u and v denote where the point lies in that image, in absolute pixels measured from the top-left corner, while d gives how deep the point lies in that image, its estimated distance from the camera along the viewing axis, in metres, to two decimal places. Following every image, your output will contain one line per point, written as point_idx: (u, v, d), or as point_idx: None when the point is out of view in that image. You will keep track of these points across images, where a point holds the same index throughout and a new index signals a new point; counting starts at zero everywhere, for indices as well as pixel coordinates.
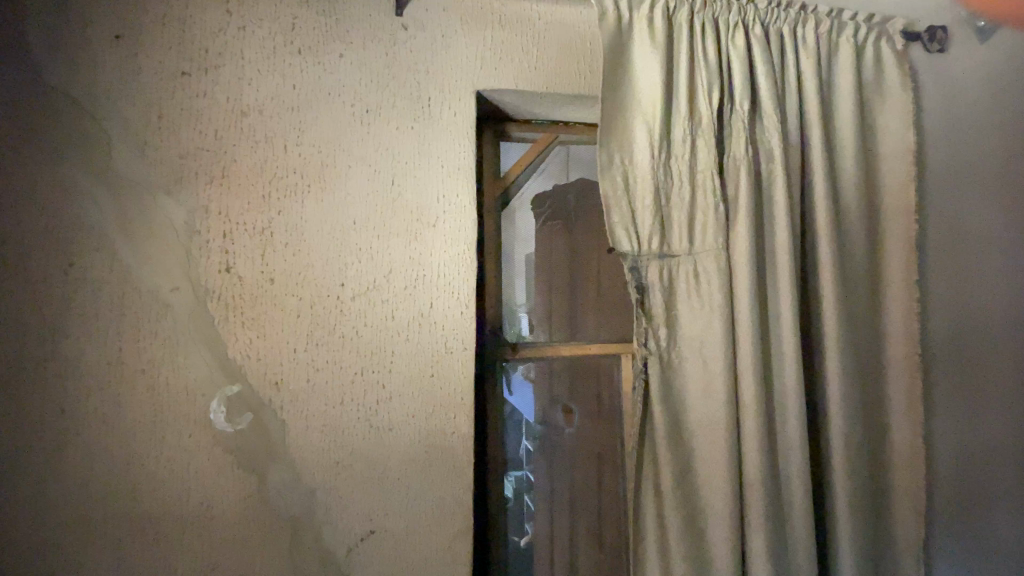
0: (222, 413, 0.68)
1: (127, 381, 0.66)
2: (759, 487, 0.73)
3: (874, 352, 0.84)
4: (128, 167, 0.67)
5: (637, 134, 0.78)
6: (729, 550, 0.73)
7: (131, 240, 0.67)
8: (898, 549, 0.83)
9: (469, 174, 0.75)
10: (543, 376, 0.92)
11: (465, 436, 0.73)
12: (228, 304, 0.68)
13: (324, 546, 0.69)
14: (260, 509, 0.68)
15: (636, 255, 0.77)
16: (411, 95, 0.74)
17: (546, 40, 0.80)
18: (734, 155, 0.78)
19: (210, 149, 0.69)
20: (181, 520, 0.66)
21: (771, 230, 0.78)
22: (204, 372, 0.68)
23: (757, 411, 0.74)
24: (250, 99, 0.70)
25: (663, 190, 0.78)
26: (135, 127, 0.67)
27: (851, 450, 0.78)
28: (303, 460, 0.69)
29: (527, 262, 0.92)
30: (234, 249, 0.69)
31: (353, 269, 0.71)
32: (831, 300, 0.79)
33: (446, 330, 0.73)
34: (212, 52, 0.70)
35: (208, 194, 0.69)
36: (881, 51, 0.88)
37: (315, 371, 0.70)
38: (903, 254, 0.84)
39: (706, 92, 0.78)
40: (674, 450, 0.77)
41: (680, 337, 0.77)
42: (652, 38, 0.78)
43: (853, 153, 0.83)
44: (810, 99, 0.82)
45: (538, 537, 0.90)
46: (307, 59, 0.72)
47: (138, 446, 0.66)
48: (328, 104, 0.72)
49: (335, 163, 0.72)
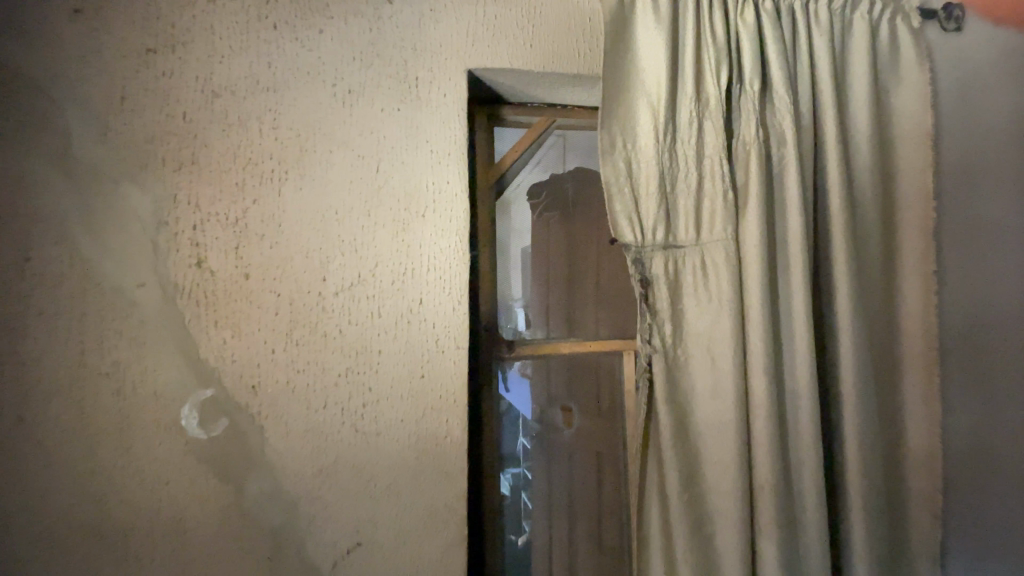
0: (195, 418, 0.63)
1: (90, 385, 0.61)
2: (771, 492, 0.69)
3: (890, 347, 0.80)
4: (90, 153, 0.62)
5: (640, 117, 0.73)
6: (740, 559, 0.68)
7: (93, 232, 0.61)
8: (913, 553, 0.79)
9: (460, 159, 0.70)
10: (541, 372, 0.87)
11: (458, 440, 0.68)
12: (201, 300, 0.63)
13: (308, 559, 0.64)
14: (239, 521, 0.63)
15: (639, 247, 0.73)
16: (397, 74, 0.69)
17: (543, 15, 0.74)
18: (744, 139, 0.73)
19: (178, 133, 0.63)
20: (154, 535, 0.62)
21: (782, 218, 0.74)
22: (175, 374, 0.63)
23: (770, 411, 0.69)
24: (222, 78, 0.65)
25: (668, 176, 0.73)
26: (96, 109, 0.62)
27: (867, 451, 0.74)
28: (284, 468, 0.64)
29: (523, 255, 0.88)
30: (205, 241, 0.63)
31: (336, 263, 0.66)
32: (845, 292, 0.74)
33: (438, 327, 0.68)
34: (180, 27, 0.64)
35: (177, 182, 0.63)
36: (896, 29, 0.83)
37: (296, 373, 0.65)
38: (920, 244, 0.80)
39: (714, 71, 0.73)
40: (680, 453, 0.72)
41: (687, 333, 0.73)
42: (655, 14, 0.73)
43: (868, 137, 0.79)
44: (824, 79, 0.77)
45: (537, 542, 0.86)
46: (283, 35, 0.67)
47: (104, 456, 0.61)
48: (307, 84, 0.67)
49: (315, 148, 0.67)
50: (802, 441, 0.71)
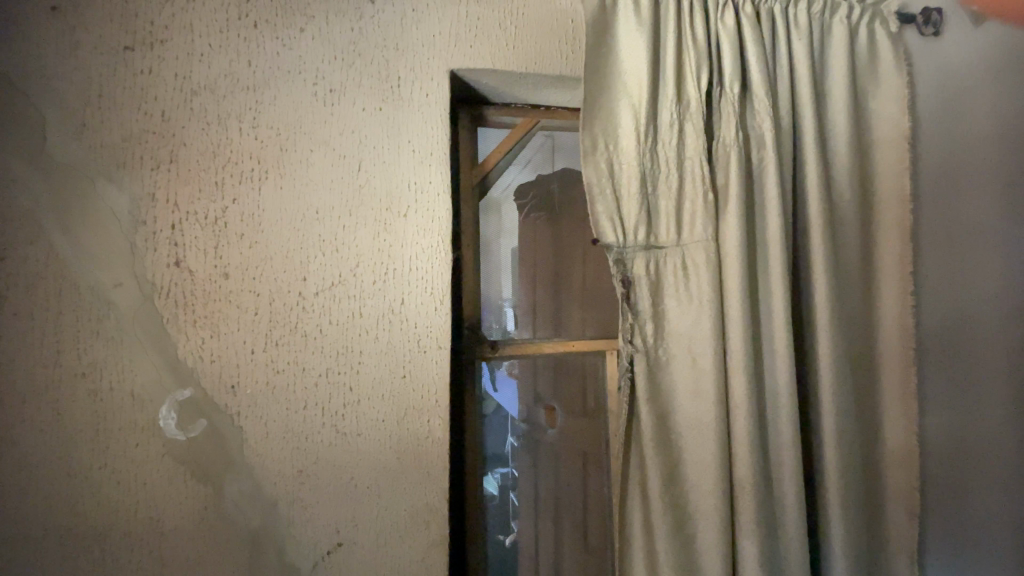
0: (173, 419, 0.62)
1: (66, 386, 0.60)
2: (750, 492, 0.69)
3: (868, 347, 0.81)
4: (65, 151, 0.61)
5: (622, 117, 0.74)
6: (719, 556, 0.69)
7: (68, 231, 0.61)
8: (890, 550, 0.80)
9: (443, 160, 0.70)
10: (527, 372, 0.87)
11: (439, 441, 0.68)
12: (179, 300, 0.63)
13: (287, 560, 0.64)
14: (218, 522, 0.63)
15: (621, 247, 0.73)
16: (379, 74, 0.69)
17: (527, 16, 0.74)
18: (724, 141, 0.74)
19: (157, 132, 0.63)
20: (130, 536, 0.61)
21: (763, 219, 0.75)
22: (152, 375, 0.62)
23: (748, 410, 0.70)
24: (202, 77, 0.64)
25: (649, 177, 0.73)
26: (72, 106, 0.61)
27: (844, 449, 0.75)
28: (263, 468, 0.64)
29: (511, 257, 0.88)
30: (184, 241, 0.63)
31: (316, 263, 0.66)
32: (824, 292, 0.75)
33: (420, 327, 0.68)
34: (159, 25, 0.64)
35: (154, 181, 0.63)
36: (875, 33, 0.84)
37: (275, 373, 0.65)
38: (897, 246, 0.81)
39: (694, 72, 0.74)
40: (662, 453, 0.73)
41: (668, 333, 0.73)
42: (637, 15, 0.74)
43: (846, 140, 0.80)
44: (803, 83, 0.78)
45: (521, 541, 0.86)
46: (264, 34, 0.66)
47: (81, 457, 0.60)
48: (287, 84, 0.67)
49: (295, 147, 0.66)
50: (782, 440, 0.72)
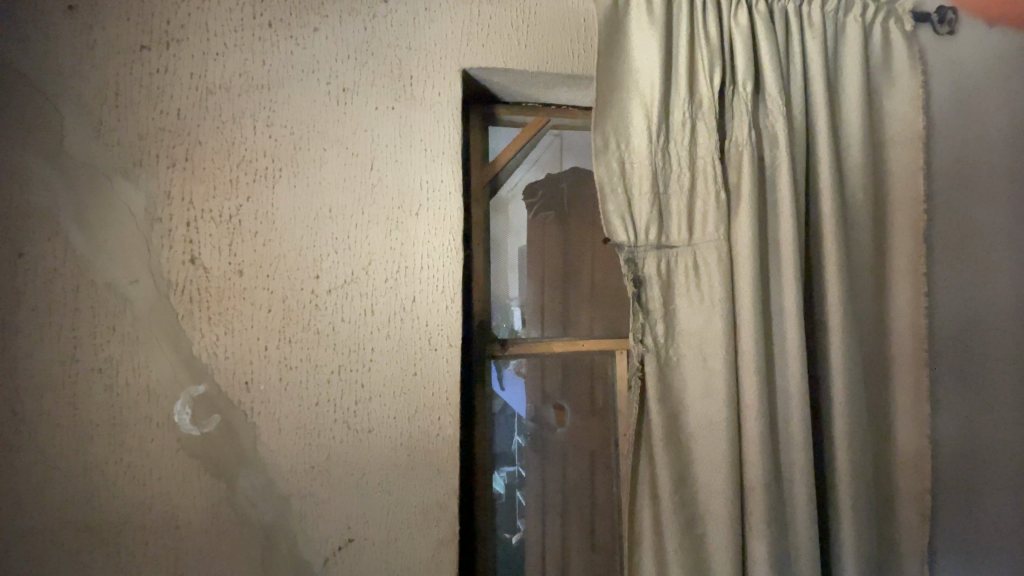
0: (187, 415, 0.63)
1: (83, 381, 0.61)
2: (761, 492, 0.69)
3: (879, 349, 0.81)
4: (83, 149, 0.62)
5: (633, 116, 0.74)
6: (728, 556, 0.69)
7: (84, 227, 0.61)
8: (900, 552, 0.80)
9: (454, 159, 0.70)
10: (535, 371, 0.87)
11: (450, 438, 0.68)
12: (194, 297, 0.63)
13: (298, 555, 0.64)
14: (231, 517, 0.63)
15: (633, 246, 0.73)
16: (392, 73, 0.69)
17: (539, 16, 0.74)
18: (738, 140, 0.73)
19: (172, 130, 0.64)
20: (145, 530, 0.62)
21: (774, 217, 0.74)
22: (167, 371, 0.63)
23: (759, 411, 0.69)
24: (217, 76, 0.65)
25: (661, 176, 0.73)
26: (90, 105, 0.62)
27: (855, 451, 0.75)
28: (275, 464, 0.64)
29: (520, 254, 0.88)
30: (199, 238, 0.64)
31: (329, 260, 0.66)
32: (835, 291, 0.75)
33: (432, 325, 0.69)
34: (175, 25, 0.64)
35: (170, 179, 0.63)
36: (889, 32, 0.83)
37: (288, 370, 0.65)
38: (910, 246, 0.81)
39: (707, 71, 0.74)
40: (671, 452, 0.73)
41: (679, 334, 0.73)
42: (650, 13, 0.74)
43: (859, 140, 0.79)
44: (816, 83, 0.77)
45: (530, 538, 0.87)
46: (278, 34, 0.67)
47: (96, 451, 0.61)
48: (301, 83, 0.67)
49: (309, 146, 0.67)
50: (793, 441, 0.72)
